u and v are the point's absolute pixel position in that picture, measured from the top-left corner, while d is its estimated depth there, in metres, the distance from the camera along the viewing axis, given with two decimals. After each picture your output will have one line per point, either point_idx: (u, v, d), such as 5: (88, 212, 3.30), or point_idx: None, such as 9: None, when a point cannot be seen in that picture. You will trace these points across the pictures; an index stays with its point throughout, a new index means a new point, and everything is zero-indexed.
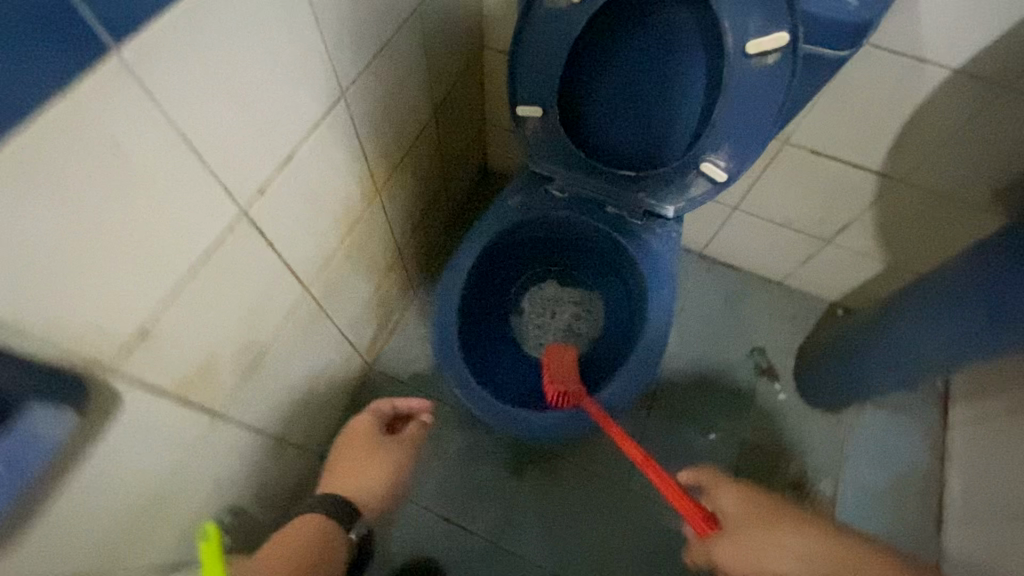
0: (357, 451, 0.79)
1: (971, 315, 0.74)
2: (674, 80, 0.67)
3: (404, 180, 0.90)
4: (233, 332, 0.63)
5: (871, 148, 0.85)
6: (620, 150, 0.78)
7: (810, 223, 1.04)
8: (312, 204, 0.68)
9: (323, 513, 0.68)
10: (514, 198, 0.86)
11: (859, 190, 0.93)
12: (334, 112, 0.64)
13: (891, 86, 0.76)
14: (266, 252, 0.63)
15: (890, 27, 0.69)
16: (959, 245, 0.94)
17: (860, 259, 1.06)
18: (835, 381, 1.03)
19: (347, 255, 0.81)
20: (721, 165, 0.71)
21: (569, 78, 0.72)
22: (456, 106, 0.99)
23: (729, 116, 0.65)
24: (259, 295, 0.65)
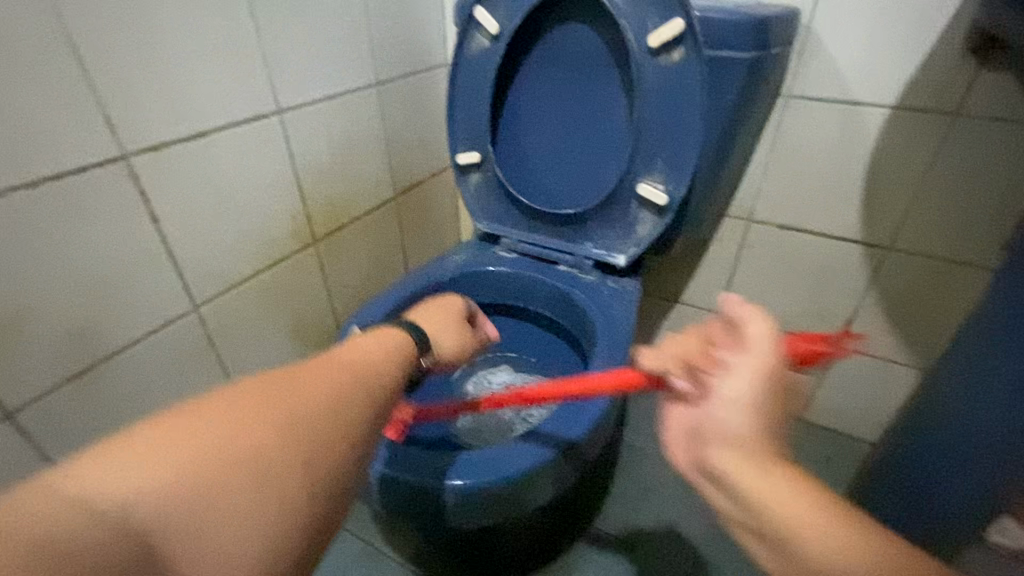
0: (383, 330, 0.46)
1: (991, 358, 0.55)
2: (600, 107, 0.69)
3: (352, 251, 0.87)
4: (75, 308, 0.54)
5: (842, 215, 0.79)
6: (562, 197, 0.75)
7: (810, 324, 0.90)
8: (226, 208, 0.65)
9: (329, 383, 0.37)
10: (456, 257, 0.80)
11: (850, 268, 0.82)
12: (267, 124, 0.67)
13: (837, 137, 0.74)
14: (150, 232, 0.58)
15: (811, 77, 0.72)
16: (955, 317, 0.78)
17: (885, 366, 0.88)
18: (904, 522, 0.71)
19: (263, 296, 0.74)
20: (660, 187, 0.66)
21: (505, 129, 0.76)
22: (424, 208, 1.01)
23: (654, 123, 0.64)
24: (128, 280, 0.58)
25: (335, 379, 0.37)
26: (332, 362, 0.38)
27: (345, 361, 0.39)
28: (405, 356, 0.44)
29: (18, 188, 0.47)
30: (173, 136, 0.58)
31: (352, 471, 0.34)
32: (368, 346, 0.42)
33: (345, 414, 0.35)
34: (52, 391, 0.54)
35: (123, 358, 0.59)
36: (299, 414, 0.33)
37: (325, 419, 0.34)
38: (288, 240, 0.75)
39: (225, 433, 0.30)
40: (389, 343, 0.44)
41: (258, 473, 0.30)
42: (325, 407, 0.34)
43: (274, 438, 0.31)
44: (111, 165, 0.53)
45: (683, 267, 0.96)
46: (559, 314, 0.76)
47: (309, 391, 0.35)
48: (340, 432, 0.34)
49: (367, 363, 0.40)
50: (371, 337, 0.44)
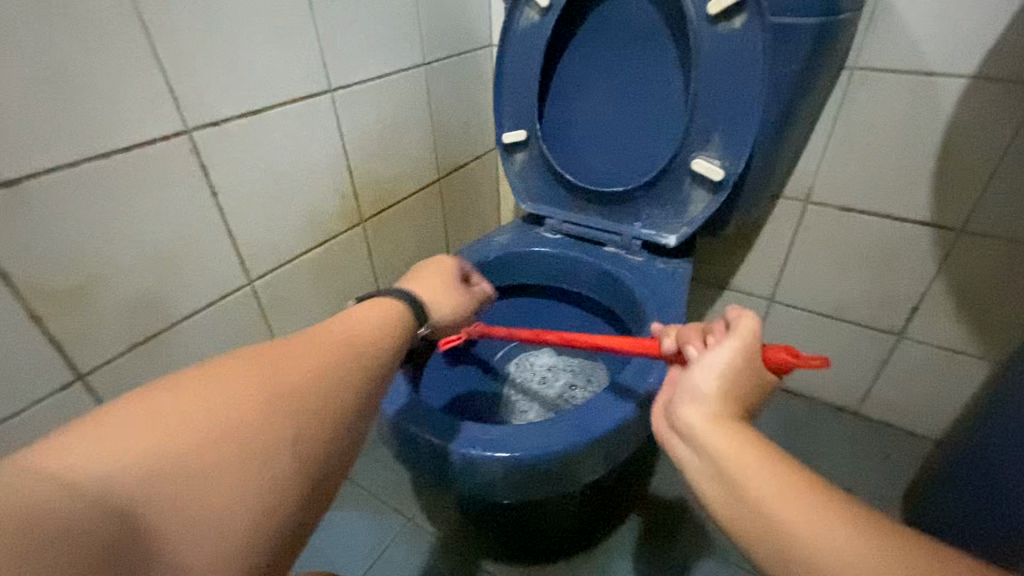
0: (376, 303, 0.44)
1: None
2: (654, 82, 0.67)
3: (397, 232, 0.87)
4: (140, 279, 0.56)
5: (910, 196, 0.74)
6: (611, 175, 0.73)
7: (869, 312, 0.86)
8: (280, 186, 0.67)
9: (314, 352, 0.36)
10: (500, 237, 0.79)
11: (917, 252, 0.78)
12: (320, 103, 0.68)
13: (908, 110, 0.69)
14: (210, 207, 0.60)
15: (881, 47, 0.68)
16: None
17: (952, 358, 0.82)
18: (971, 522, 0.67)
19: (312, 274, 0.75)
20: (716, 163, 0.64)
21: (554, 106, 0.75)
22: (468, 191, 1.01)
23: (712, 95, 0.61)
24: (189, 253, 0.60)
25: (323, 355, 0.36)
26: (322, 338, 0.38)
27: (335, 336, 0.38)
28: (399, 329, 0.43)
29: (91, 158, 0.50)
30: (233, 112, 0.59)
31: (334, 454, 0.34)
32: (361, 319, 0.41)
33: (328, 394, 0.35)
34: (118, 357, 0.56)
35: (182, 330, 0.62)
36: (280, 392, 0.33)
37: (307, 398, 0.34)
38: (336, 219, 0.76)
39: (204, 408, 0.30)
40: (386, 315, 0.43)
41: (235, 448, 0.30)
42: (307, 385, 0.34)
43: (253, 417, 0.31)
44: (174, 139, 0.55)
45: (733, 251, 0.92)
46: (606, 296, 0.74)
47: (293, 368, 0.34)
48: (321, 412, 0.34)
49: (356, 335, 0.39)
50: (364, 308, 0.43)
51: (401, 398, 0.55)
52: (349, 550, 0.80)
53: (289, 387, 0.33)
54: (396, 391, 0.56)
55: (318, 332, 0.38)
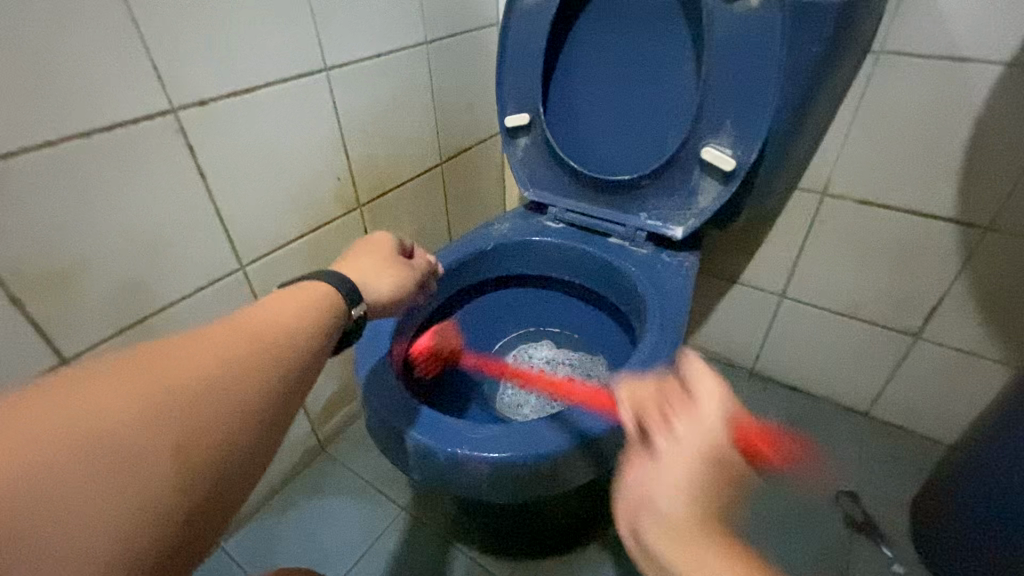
0: (304, 287, 0.41)
1: None
2: (664, 64, 0.63)
3: (395, 217, 0.85)
4: (127, 262, 0.55)
5: (934, 190, 0.70)
6: (617, 162, 0.70)
7: (884, 311, 0.82)
8: (273, 168, 0.65)
9: (218, 347, 0.33)
10: (500, 226, 0.76)
11: (939, 250, 0.74)
12: (314, 82, 0.66)
13: (936, 98, 0.65)
14: (199, 190, 0.58)
15: (910, 30, 0.63)
16: None
17: (971, 362, 0.79)
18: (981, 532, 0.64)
19: (307, 259, 0.74)
20: (727, 152, 0.60)
21: (558, 88, 0.72)
22: (471, 176, 0.98)
23: (724, 79, 0.58)
24: (177, 237, 0.58)
25: (227, 348, 0.33)
26: (229, 329, 0.35)
27: (248, 326, 0.36)
28: (324, 317, 0.40)
29: (72, 137, 0.48)
30: (222, 91, 0.57)
31: (235, 455, 0.31)
32: (278, 305, 0.38)
33: (229, 391, 0.32)
34: (105, 341, 0.55)
35: (171, 314, 0.60)
36: (170, 390, 0.30)
37: (204, 395, 0.31)
38: (332, 204, 0.74)
39: (76, 412, 0.27)
40: (310, 300, 0.40)
41: (108, 453, 0.27)
42: (203, 382, 0.31)
43: (135, 419, 0.28)
44: (160, 119, 0.53)
45: (744, 244, 0.89)
46: (607, 289, 0.71)
47: (189, 363, 0.32)
48: (219, 411, 0.31)
49: (271, 328, 0.36)
50: (284, 293, 0.40)
51: (390, 392, 0.53)
52: (342, 537, 0.80)
53: (183, 386, 0.30)
54: (384, 384, 0.54)
55: (226, 323, 0.35)
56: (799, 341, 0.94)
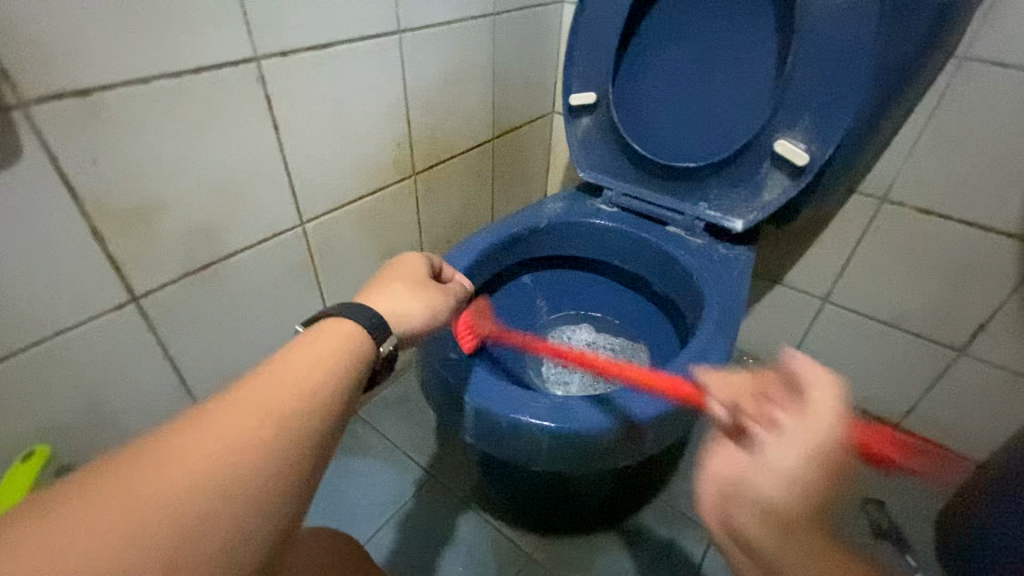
0: (334, 326, 0.38)
1: None
2: (744, 52, 0.62)
3: (445, 188, 0.85)
4: (199, 208, 0.55)
5: (999, 205, 0.69)
6: (681, 150, 0.70)
7: (931, 323, 0.81)
8: (340, 127, 0.65)
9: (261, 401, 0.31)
10: (553, 205, 0.76)
11: (994, 266, 0.73)
12: (386, 44, 0.65)
13: (1015, 110, 0.64)
14: (271, 143, 0.59)
15: (1001, 37, 0.62)
16: None
17: (1015, 381, 0.78)
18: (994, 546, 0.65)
19: (361, 221, 0.74)
20: (801, 147, 0.60)
21: (628, 70, 0.71)
22: (521, 153, 0.97)
23: (809, 74, 0.57)
24: (248, 186, 0.58)
25: (235, 431, 0.30)
26: (237, 404, 0.31)
27: (264, 394, 0.32)
28: (349, 363, 0.37)
29: (163, 76, 0.48)
30: (301, 44, 0.57)
31: (250, 557, 0.28)
32: (290, 368, 0.34)
33: (235, 487, 0.28)
34: (171, 282, 0.56)
35: (233, 263, 0.61)
36: (163, 498, 0.26)
37: (203, 499, 0.27)
38: (390, 169, 0.74)
39: (111, 498, 0.25)
40: (328, 350, 0.36)
41: (155, 523, 0.25)
42: (206, 484, 0.27)
43: (144, 526, 0.25)
44: (243, 65, 0.53)
45: (792, 243, 0.88)
46: (659, 276, 0.71)
47: (187, 459, 0.28)
48: (225, 512, 0.27)
49: (309, 376, 0.34)
50: (312, 338, 0.37)
51: (451, 358, 0.54)
52: (372, 497, 0.81)
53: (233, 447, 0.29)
54: (444, 349, 0.55)
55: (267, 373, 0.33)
56: (837, 347, 0.93)
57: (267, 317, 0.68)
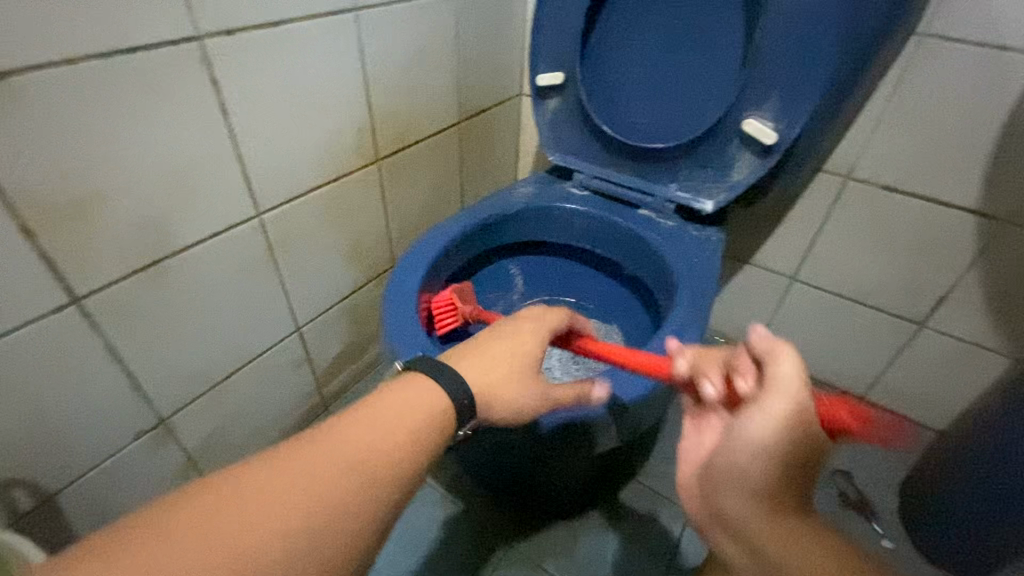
0: (419, 391, 0.40)
1: None
2: (711, 30, 0.61)
3: (412, 174, 0.82)
4: (144, 199, 0.52)
5: (958, 181, 0.70)
6: (651, 131, 0.69)
7: (894, 298, 0.83)
8: (296, 112, 0.61)
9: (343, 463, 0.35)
10: (524, 190, 0.74)
11: (954, 241, 0.75)
12: (341, 21, 0.62)
13: (974, 87, 0.65)
14: (222, 130, 0.55)
15: (959, 13, 0.62)
16: None
17: (973, 351, 0.81)
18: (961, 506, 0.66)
19: (324, 211, 0.71)
20: (768, 126, 0.59)
21: (595, 49, 0.69)
22: (489, 137, 0.95)
23: (776, 51, 0.56)
24: (198, 176, 0.55)
25: (325, 485, 0.34)
26: (324, 460, 0.35)
27: (348, 452, 0.36)
28: (428, 432, 0.39)
29: (93, 57, 0.44)
30: (248, 23, 0.53)
31: None
32: (379, 422, 0.38)
33: (315, 540, 0.33)
34: (117, 282, 0.52)
35: (187, 259, 0.58)
36: (258, 542, 0.31)
37: (289, 546, 0.32)
38: (353, 155, 0.71)
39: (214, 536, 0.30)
40: (413, 411, 0.39)
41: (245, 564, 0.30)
42: (290, 535, 0.32)
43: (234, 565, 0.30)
44: (185, 45, 0.49)
45: (760, 224, 0.89)
46: (632, 260, 0.71)
47: (281, 504, 0.33)
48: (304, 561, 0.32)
49: (388, 440, 0.37)
50: (400, 400, 0.39)
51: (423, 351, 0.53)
52: None
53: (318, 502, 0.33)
54: (416, 342, 0.53)
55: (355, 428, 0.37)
56: (806, 324, 0.95)
57: (228, 315, 0.65)
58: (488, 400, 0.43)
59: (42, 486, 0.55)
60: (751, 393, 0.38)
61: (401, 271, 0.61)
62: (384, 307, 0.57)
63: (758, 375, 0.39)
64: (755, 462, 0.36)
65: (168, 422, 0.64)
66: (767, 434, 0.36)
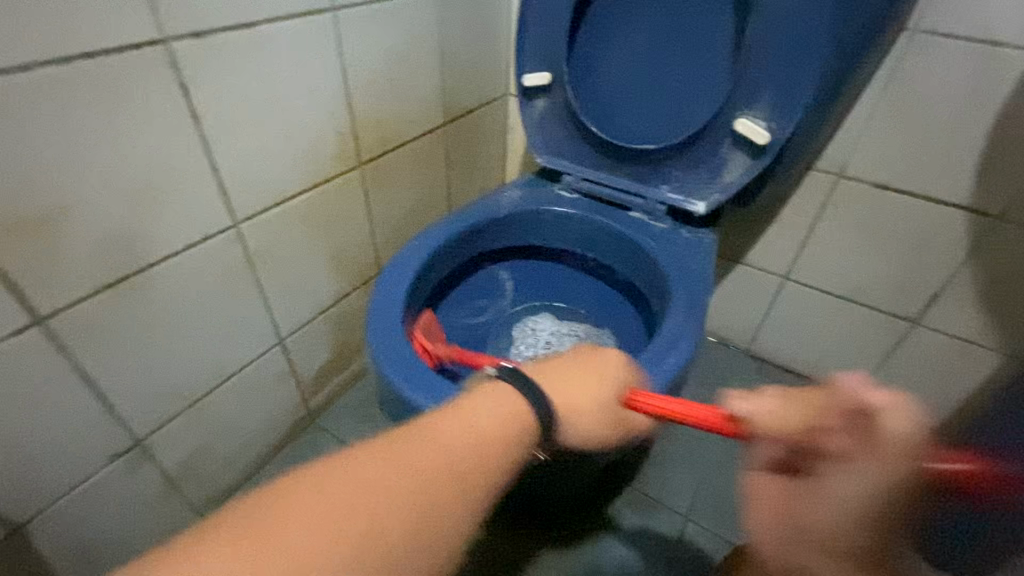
0: (506, 394, 0.38)
1: None
2: (701, 27, 0.60)
3: (397, 179, 0.80)
4: (108, 211, 0.49)
5: (951, 178, 0.70)
6: (641, 131, 0.67)
7: (888, 296, 0.83)
8: (273, 116, 0.59)
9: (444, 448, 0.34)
10: (512, 193, 0.72)
11: (948, 239, 0.74)
12: (318, 22, 0.59)
13: (966, 83, 0.64)
14: (193, 137, 0.53)
15: (951, 7, 0.61)
16: None
17: (968, 349, 0.80)
18: None
19: (305, 219, 0.68)
20: (761, 126, 0.58)
21: (582, 49, 0.67)
22: (476, 140, 0.93)
23: (768, 49, 0.55)
24: (168, 186, 0.52)
25: (428, 467, 0.33)
26: (427, 438, 0.34)
27: (451, 440, 0.35)
28: (523, 436, 0.37)
29: (50, 62, 0.42)
30: (218, 25, 0.51)
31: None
32: (480, 412, 0.37)
33: (412, 545, 0.31)
34: (85, 299, 0.50)
35: (159, 273, 0.55)
36: (373, 517, 0.31)
37: (400, 526, 0.31)
38: (334, 161, 0.68)
39: (324, 504, 0.30)
40: (510, 409, 0.38)
41: (357, 536, 0.30)
42: (397, 509, 0.31)
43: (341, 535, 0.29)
44: (151, 49, 0.47)
45: (753, 224, 0.88)
46: (624, 264, 0.69)
47: (388, 479, 0.32)
48: (407, 546, 0.31)
49: (487, 431, 0.36)
50: (496, 393, 0.38)
51: (408, 366, 0.51)
52: None
53: (429, 478, 0.33)
54: (400, 357, 0.51)
55: (457, 413, 0.36)
56: (800, 324, 0.94)
57: (206, 330, 0.63)
58: (567, 418, 0.40)
59: (9, 516, 0.53)
60: (851, 449, 0.33)
61: (386, 282, 0.59)
62: (369, 320, 0.55)
63: (834, 420, 0.35)
64: (841, 523, 0.31)
65: (145, 442, 0.62)
66: (855, 497, 0.31)
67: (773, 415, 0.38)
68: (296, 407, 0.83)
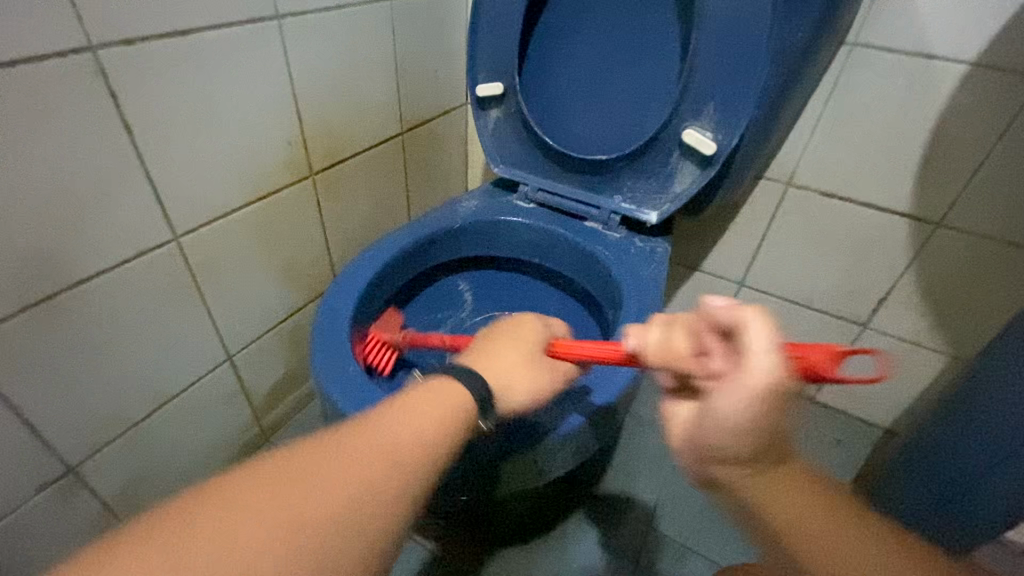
0: (446, 392, 0.40)
1: None
2: (648, 39, 0.61)
3: (352, 189, 0.78)
4: (27, 226, 0.46)
5: (891, 187, 0.72)
6: (594, 142, 0.68)
7: (837, 302, 0.85)
8: (215, 126, 0.57)
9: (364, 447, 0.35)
10: (468, 203, 0.71)
11: (891, 246, 0.76)
12: (263, 30, 0.58)
13: (901, 96, 0.66)
14: (125, 148, 0.50)
15: (884, 23, 0.64)
16: (1003, 308, 0.73)
17: (913, 351, 0.83)
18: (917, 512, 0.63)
19: (253, 231, 0.66)
20: (708, 136, 0.59)
21: (535, 60, 0.68)
22: (435, 149, 0.92)
23: (711, 60, 0.56)
24: (97, 200, 0.50)
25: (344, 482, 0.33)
26: (308, 450, 0.35)
27: (369, 447, 0.35)
28: (458, 426, 0.39)
29: None
30: (152, 33, 0.49)
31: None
32: (385, 427, 0.37)
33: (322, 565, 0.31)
34: (5, 319, 0.47)
35: (90, 290, 0.52)
36: (271, 532, 0.30)
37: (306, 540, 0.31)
38: (282, 172, 0.67)
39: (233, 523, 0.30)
40: (434, 416, 0.39)
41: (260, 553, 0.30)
42: (309, 518, 0.31)
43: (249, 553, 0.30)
44: (76, 57, 0.45)
45: (708, 232, 0.89)
46: (580, 273, 0.69)
47: (300, 493, 0.32)
48: (320, 552, 0.31)
49: (407, 437, 0.37)
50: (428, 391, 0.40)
51: (354, 387, 0.49)
52: None
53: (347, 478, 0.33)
54: (345, 377, 0.50)
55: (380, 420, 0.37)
56: None
57: (145, 349, 0.60)
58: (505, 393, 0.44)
59: None
60: (723, 371, 0.33)
61: (335, 296, 0.57)
62: (316, 334, 0.54)
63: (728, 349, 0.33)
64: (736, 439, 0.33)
65: (78, 469, 0.58)
66: (745, 407, 0.31)
67: (657, 349, 0.37)
68: (248, 425, 0.80)
